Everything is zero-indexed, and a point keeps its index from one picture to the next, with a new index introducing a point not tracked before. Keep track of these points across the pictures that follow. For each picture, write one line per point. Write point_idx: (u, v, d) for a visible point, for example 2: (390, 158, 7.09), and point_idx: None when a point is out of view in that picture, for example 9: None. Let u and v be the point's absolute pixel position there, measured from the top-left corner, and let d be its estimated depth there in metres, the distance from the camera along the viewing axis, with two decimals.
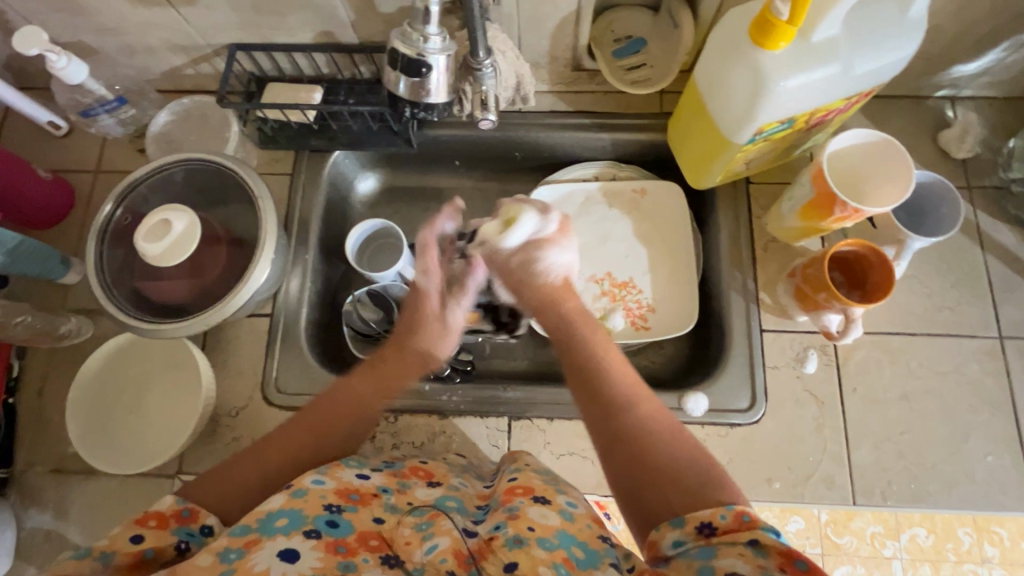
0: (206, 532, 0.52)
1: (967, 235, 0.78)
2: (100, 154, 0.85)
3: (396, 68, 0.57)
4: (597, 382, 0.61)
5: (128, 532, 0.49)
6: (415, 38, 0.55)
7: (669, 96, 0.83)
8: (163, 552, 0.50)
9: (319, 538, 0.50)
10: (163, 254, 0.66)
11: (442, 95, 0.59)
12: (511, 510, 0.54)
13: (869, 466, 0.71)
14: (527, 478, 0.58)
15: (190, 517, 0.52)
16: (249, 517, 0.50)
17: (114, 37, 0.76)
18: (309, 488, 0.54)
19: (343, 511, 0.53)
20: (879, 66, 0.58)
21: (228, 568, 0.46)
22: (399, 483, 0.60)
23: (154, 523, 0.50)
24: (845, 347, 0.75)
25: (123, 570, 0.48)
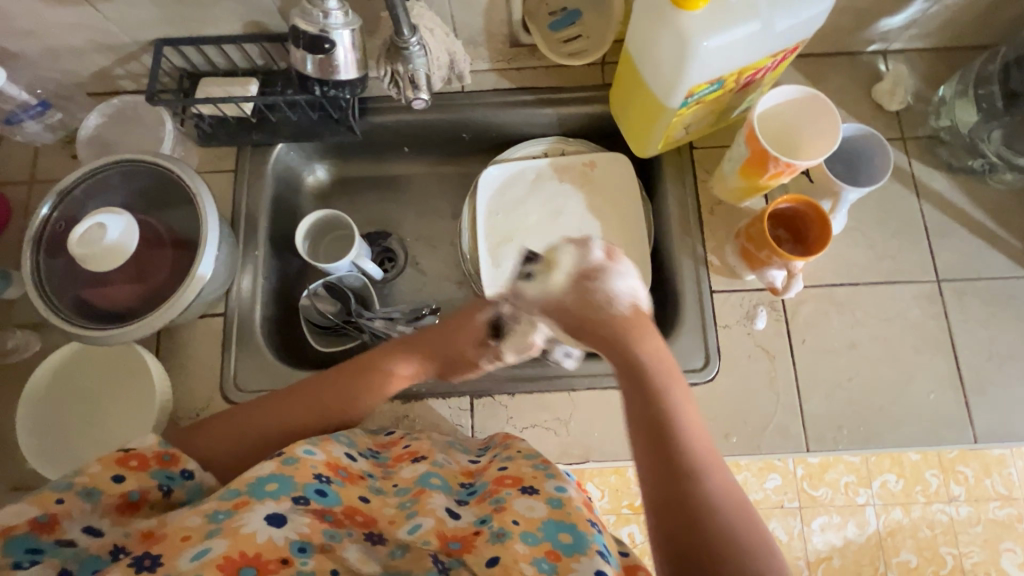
0: (186, 476, 0.55)
1: (902, 184, 0.81)
2: (33, 163, 0.82)
3: (300, 47, 0.59)
4: (665, 423, 0.55)
5: (110, 473, 0.51)
6: (315, 15, 0.56)
7: (609, 68, 0.84)
8: (148, 494, 0.52)
9: (307, 505, 0.51)
10: (100, 258, 0.65)
11: (352, 72, 0.62)
12: (497, 502, 0.55)
13: (821, 414, 0.73)
14: (517, 468, 0.59)
15: (172, 460, 0.54)
16: (238, 481, 0.50)
17: (33, 40, 0.74)
18: (300, 456, 0.54)
19: (332, 483, 0.54)
20: (800, 22, 0.59)
21: (215, 527, 0.46)
22: (384, 470, 0.61)
23: (137, 464, 0.53)
24: (793, 302, 0.77)
25: (108, 513, 0.50)
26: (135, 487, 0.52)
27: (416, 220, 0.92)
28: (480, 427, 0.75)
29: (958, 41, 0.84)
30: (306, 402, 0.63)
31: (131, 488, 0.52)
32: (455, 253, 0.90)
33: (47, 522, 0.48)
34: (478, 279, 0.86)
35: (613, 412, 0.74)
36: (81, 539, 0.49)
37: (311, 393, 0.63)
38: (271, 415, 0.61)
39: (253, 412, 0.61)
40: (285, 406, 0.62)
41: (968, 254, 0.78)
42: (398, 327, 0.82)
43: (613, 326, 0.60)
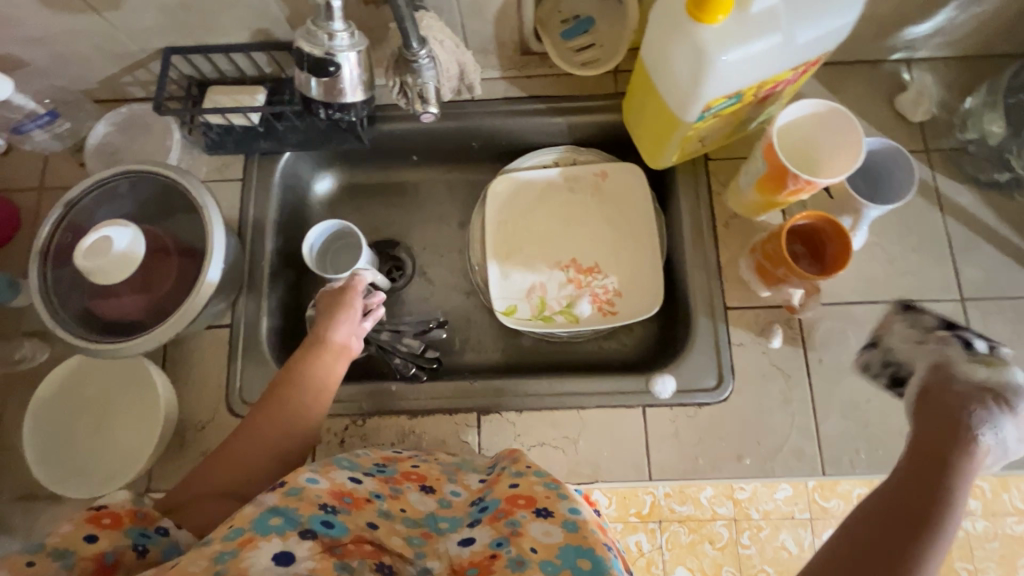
0: (162, 532, 0.52)
1: (925, 198, 0.78)
2: (42, 170, 0.82)
3: (304, 69, 0.57)
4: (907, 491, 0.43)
5: (81, 532, 0.48)
6: (320, 37, 0.54)
7: (622, 76, 0.82)
8: (123, 556, 0.48)
9: (314, 538, 0.48)
10: (104, 271, 0.64)
11: (358, 93, 0.60)
12: (512, 524, 0.53)
13: (837, 436, 0.71)
14: (529, 485, 0.57)
15: (147, 516, 0.51)
16: (238, 518, 0.48)
17: (40, 48, 0.73)
18: (302, 486, 0.53)
19: (337, 512, 0.52)
20: (822, 34, 0.57)
21: (222, 568, 0.43)
22: (391, 488, 0.60)
23: (111, 522, 0.49)
24: (809, 320, 0.75)
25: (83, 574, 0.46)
26: (108, 548, 0.48)
27: (424, 230, 0.91)
28: (486, 443, 0.74)
29: (986, 49, 0.81)
30: (250, 442, 0.61)
31: (106, 548, 0.48)
32: (463, 263, 0.89)
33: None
34: (486, 290, 0.85)
35: (623, 431, 0.73)
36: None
37: (250, 430, 0.62)
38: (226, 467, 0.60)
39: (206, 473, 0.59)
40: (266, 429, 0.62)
41: (994, 272, 0.75)
42: (405, 339, 0.81)
43: (939, 421, 0.46)
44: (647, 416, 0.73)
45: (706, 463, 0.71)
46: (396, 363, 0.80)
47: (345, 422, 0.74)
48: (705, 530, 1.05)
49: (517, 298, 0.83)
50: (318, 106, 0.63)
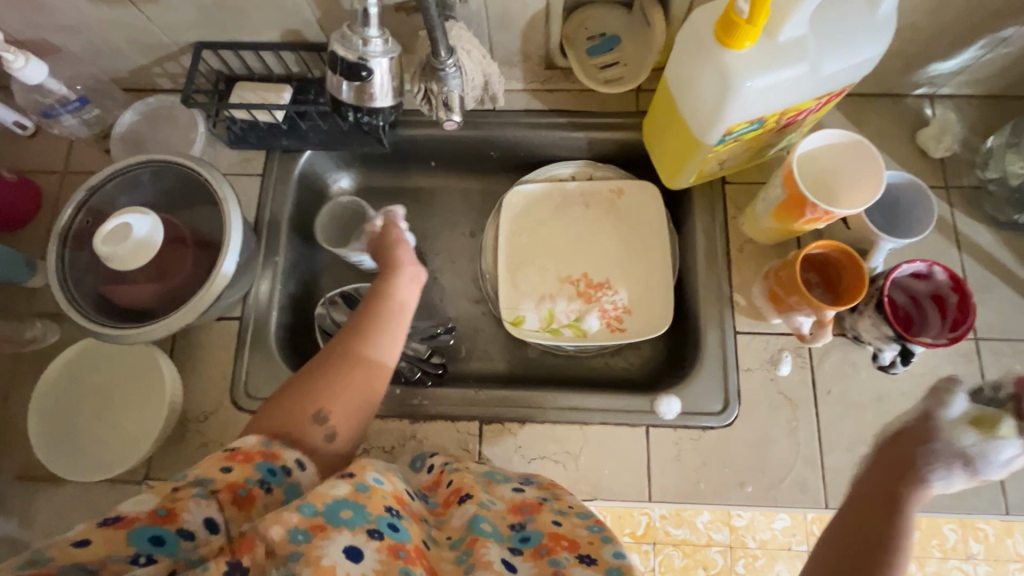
0: (286, 471, 0.54)
1: (944, 235, 0.77)
2: (67, 155, 0.83)
3: (337, 72, 0.57)
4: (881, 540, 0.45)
5: (220, 465, 0.52)
6: (355, 41, 0.55)
7: (644, 95, 0.82)
8: (254, 492, 0.51)
9: (381, 539, 0.47)
10: (118, 256, 0.65)
11: (389, 98, 0.60)
12: (555, 564, 0.51)
13: (843, 470, 0.70)
14: (572, 527, 0.56)
15: (274, 454, 0.54)
16: (312, 496, 0.48)
17: (75, 36, 0.75)
18: (370, 483, 0.51)
19: (402, 517, 0.51)
20: (849, 65, 0.57)
21: (296, 550, 0.44)
22: (436, 519, 0.59)
23: (242, 458, 0.53)
24: (819, 350, 0.74)
25: (224, 505, 0.50)
26: (240, 483, 0.51)
27: (438, 236, 0.91)
28: (487, 454, 0.73)
29: (1011, 89, 0.80)
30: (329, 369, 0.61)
31: (241, 482, 0.51)
32: (474, 271, 0.89)
33: (166, 513, 0.47)
34: (495, 299, 0.85)
35: (625, 450, 0.72)
36: (200, 531, 0.47)
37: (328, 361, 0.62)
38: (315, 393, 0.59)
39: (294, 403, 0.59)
40: (353, 356, 0.62)
41: (1009, 314, 0.74)
42: (412, 343, 0.81)
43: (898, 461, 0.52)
44: (650, 436, 0.72)
45: (707, 488, 0.70)
46: (400, 365, 0.80)
47: None
48: (699, 555, 1.11)
49: (526, 307, 0.83)
50: (347, 111, 0.63)
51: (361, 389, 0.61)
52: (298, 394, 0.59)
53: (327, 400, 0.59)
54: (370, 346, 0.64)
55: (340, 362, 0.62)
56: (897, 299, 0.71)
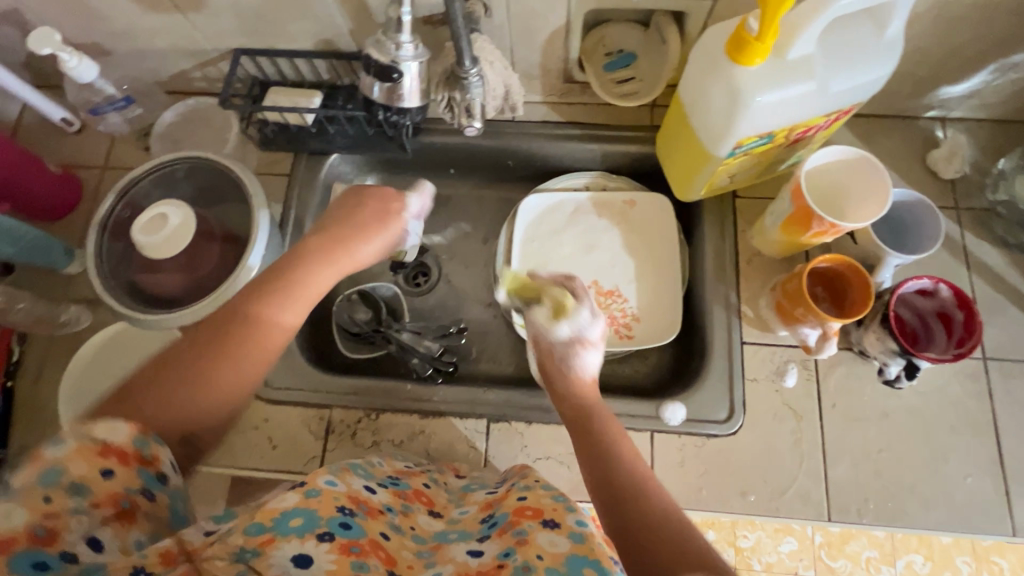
0: (165, 477, 0.47)
1: (953, 254, 0.78)
2: (108, 151, 0.88)
3: (371, 74, 0.61)
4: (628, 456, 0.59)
5: (96, 467, 0.44)
6: (388, 46, 0.58)
7: (659, 110, 0.85)
8: (139, 501, 0.46)
9: (332, 540, 0.49)
10: (155, 244, 0.69)
11: (416, 98, 0.63)
12: (519, 534, 0.52)
13: (846, 483, 0.71)
14: (538, 498, 0.56)
15: (153, 458, 0.47)
16: (261, 515, 0.49)
17: (124, 40, 0.80)
18: (322, 488, 0.53)
19: (355, 516, 0.53)
20: (856, 85, 0.60)
21: (244, 567, 0.45)
22: (402, 505, 0.60)
23: (118, 460, 0.45)
24: (825, 363, 0.75)
25: (106, 521, 0.45)
26: (122, 493, 0.45)
27: (454, 240, 0.94)
28: (493, 452, 0.75)
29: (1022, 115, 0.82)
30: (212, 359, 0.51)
31: (122, 492, 0.45)
32: (488, 276, 0.92)
33: (44, 536, 0.43)
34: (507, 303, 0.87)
35: None
36: (84, 554, 0.44)
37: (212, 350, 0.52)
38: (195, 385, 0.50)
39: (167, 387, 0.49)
40: (222, 376, 0.51)
41: (1019, 335, 0.75)
42: (425, 341, 0.84)
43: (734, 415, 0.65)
44: (655, 442, 0.73)
45: (710, 496, 0.71)
46: (414, 363, 0.83)
47: (358, 415, 0.76)
48: None
49: None
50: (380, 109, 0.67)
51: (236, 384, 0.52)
52: (146, 415, 0.48)
53: (195, 425, 0.50)
54: (251, 358, 0.53)
55: (206, 379, 0.50)
56: (904, 317, 0.72)
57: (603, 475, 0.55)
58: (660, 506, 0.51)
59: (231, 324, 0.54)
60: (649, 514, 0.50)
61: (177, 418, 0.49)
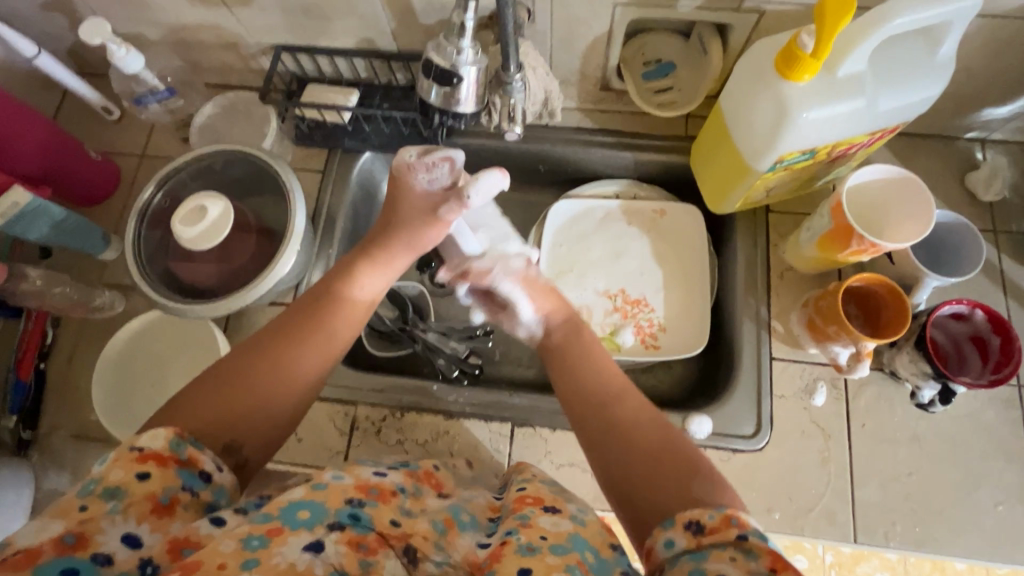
0: (208, 477, 0.47)
1: (990, 279, 0.77)
2: (147, 141, 0.89)
3: (429, 77, 0.61)
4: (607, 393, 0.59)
5: (133, 471, 0.44)
6: (449, 50, 0.59)
7: (694, 121, 0.85)
8: (177, 498, 0.45)
9: (342, 531, 0.45)
10: (197, 237, 0.70)
11: (471, 105, 0.64)
12: (520, 517, 0.49)
13: (873, 505, 0.70)
14: (537, 488, 0.54)
15: (190, 459, 0.46)
16: (267, 507, 0.46)
17: (171, 32, 0.81)
18: (328, 482, 0.49)
19: (364, 506, 0.48)
20: (903, 104, 0.59)
21: (251, 558, 0.41)
22: (414, 486, 0.54)
23: (155, 463, 0.45)
24: (855, 383, 0.74)
25: (144, 518, 0.43)
26: (161, 490, 0.44)
27: None
28: (517, 456, 0.75)
29: None
30: (256, 361, 0.55)
31: (161, 491, 0.44)
32: None
33: (73, 541, 0.40)
34: None
35: None
36: (119, 552, 0.41)
37: (257, 352, 0.55)
38: (237, 393, 0.52)
39: (204, 399, 0.51)
40: (291, 361, 0.56)
41: None
42: (451, 342, 0.83)
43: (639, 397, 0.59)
44: None
45: None
46: (439, 363, 0.83)
47: (383, 413, 0.77)
48: None
49: None
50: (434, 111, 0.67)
51: (279, 377, 0.55)
52: (211, 415, 0.51)
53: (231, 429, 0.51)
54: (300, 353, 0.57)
55: (268, 370, 0.54)
56: (938, 341, 0.70)
57: (580, 406, 0.59)
58: (640, 426, 0.54)
59: (301, 319, 0.59)
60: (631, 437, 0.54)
61: (239, 412, 0.52)
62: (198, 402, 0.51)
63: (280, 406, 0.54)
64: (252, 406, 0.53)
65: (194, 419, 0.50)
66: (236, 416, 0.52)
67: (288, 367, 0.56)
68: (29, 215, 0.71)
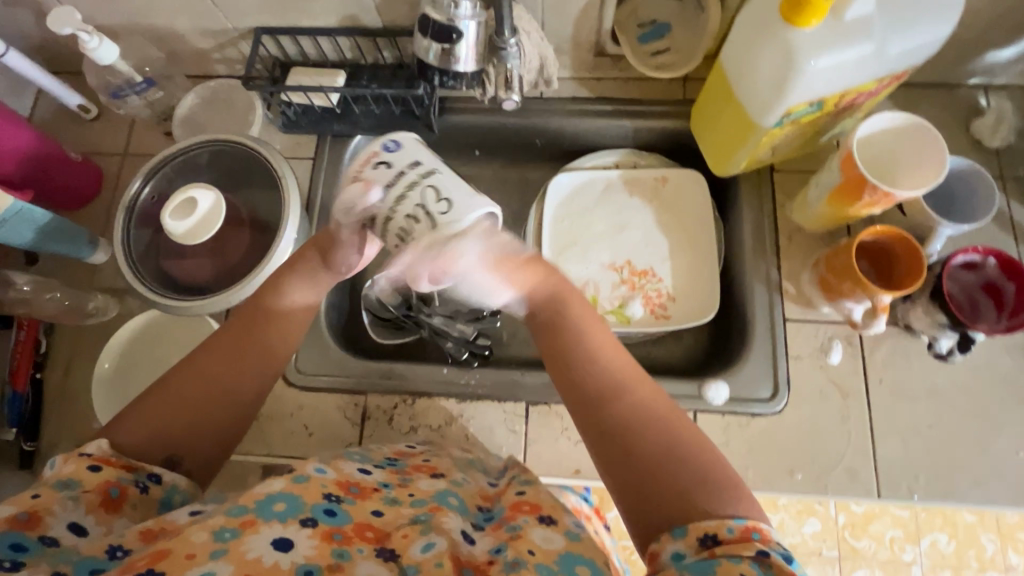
0: (156, 480, 0.48)
1: (1001, 225, 0.76)
2: (128, 137, 0.86)
3: (428, 36, 0.60)
4: (597, 379, 0.53)
5: (84, 465, 0.46)
6: (446, 5, 0.57)
7: (693, 83, 0.82)
8: (128, 491, 0.47)
9: (315, 527, 0.45)
10: (188, 232, 0.67)
11: (470, 66, 0.62)
12: (512, 529, 0.48)
13: (895, 460, 0.69)
14: (536, 494, 0.53)
15: (138, 464, 0.48)
16: (244, 498, 0.46)
17: (144, 21, 0.78)
18: (310, 474, 0.50)
19: (342, 502, 0.49)
20: (914, 47, 0.57)
21: (220, 548, 0.42)
22: (400, 479, 0.55)
23: (108, 461, 0.47)
24: (871, 340, 0.73)
25: (92, 509, 0.45)
26: (114, 481, 0.46)
27: None
28: (533, 435, 0.74)
29: None
30: (195, 377, 0.53)
31: (114, 481, 0.46)
32: None
33: (27, 518, 0.42)
34: None
35: None
36: (65, 537, 0.43)
37: (194, 367, 0.53)
38: (173, 409, 0.51)
39: (143, 412, 0.51)
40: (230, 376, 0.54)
41: None
42: (457, 324, 0.81)
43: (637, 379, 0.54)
44: (698, 421, 0.72)
45: (755, 475, 0.70)
46: (448, 347, 0.81)
47: (395, 401, 0.75)
48: None
49: None
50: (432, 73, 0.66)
51: (217, 394, 0.53)
52: (150, 427, 0.50)
53: (173, 443, 0.51)
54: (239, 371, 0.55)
55: (203, 387, 0.53)
56: (952, 292, 0.68)
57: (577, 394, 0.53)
58: (644, 418, 0.51)
59: (235, 330, 0.56)
60: (635, 433, 0.50)
61: (179, 424, 0.51)
62: (133, 421, 0.50)
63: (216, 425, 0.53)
64: (188, 423, 0.52)
65: (127, 437, 0.50)
66: (175, 432, 0.51)
67: (223, 378, 0.54)
68: (11, 220, 0.68)
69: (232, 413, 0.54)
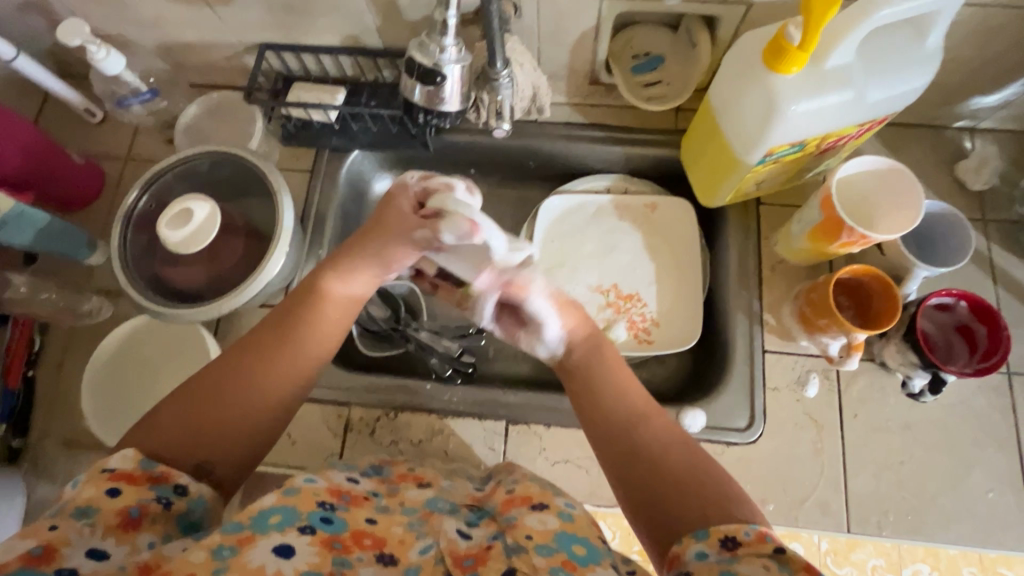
0: (181, 491, 0.47)
1: (980, 267, 0.77)
2: (131, 143, 0.88)
3: (413, 76, 0.61)
4: (616, 411, 0.57)
5: (102, 486, 0.44)
6: (432, 49, 0.59)
7: (684, 115, 0.84)
8: (148, 510, 0.44)
9: (313, 534, 0.46)
10: (182, 241, 0.69)
11: (455, 103, 0.64)
12: (507, 519, 0.50)
13: (866, 495, 0.70)
14: (526, 487, 0.54)
15: (164, 476, 0.46)
16: (239, 514, 0.46)
17: (152, 32, 0.80)
18: (300, 487, 0.50)
19: (336, 509, 0.49)
20: (892, 95, 0.59)
21: (221, 565, 0.41)
22: (389, 488, 0.56)
23: (127, 481, 0.45)
24: (848, 374, 0.75)
25: (111, 532, 0.42)
26: (133, 503, 0.44)
27: None
28: (511, 453, 0.75)
29: None
30: (226, 380, 0.52)
31: (131, 504, 0.44)
32: None
33: (41, 552, 0.39)
34: None
35: None
36: (83, 564, 0.40)
37: (224, 372, 0.53)
38: (202, 410, 0.51)
39: (169, 415, 0.50)
40: (263, 376, 0.54)
41: None
42: (443, 340, 0.83)
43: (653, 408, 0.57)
44: None
45: None
46: (433, 362, 0.82)
47: (377, 413, 0.76)
48: None
49: None
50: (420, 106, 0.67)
51: (249, 395, 0.53)
52: (184, 431, 0.49)
53: (205, 443, 0.50)
54: (273, 373, 0.54)
55: (239, 390, 0.52)
56: (928, 331, 0.70)
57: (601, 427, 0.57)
58: (662, 438, 0.54)
59: (270, 330, 0.57)
60: (653, 454, 0.53)
61: (210, 425, 0.50)
62: (163, 422, 0.49)
63: (242, 417, 0.52)
64: (221, 426, 0.51)
65: (163, 437, 0.49)
66: (207, 438, 0.50)
67: (258, 382, 0.53)
68: (11, 221, 0.70)
69: (267, 420, 0.53)
